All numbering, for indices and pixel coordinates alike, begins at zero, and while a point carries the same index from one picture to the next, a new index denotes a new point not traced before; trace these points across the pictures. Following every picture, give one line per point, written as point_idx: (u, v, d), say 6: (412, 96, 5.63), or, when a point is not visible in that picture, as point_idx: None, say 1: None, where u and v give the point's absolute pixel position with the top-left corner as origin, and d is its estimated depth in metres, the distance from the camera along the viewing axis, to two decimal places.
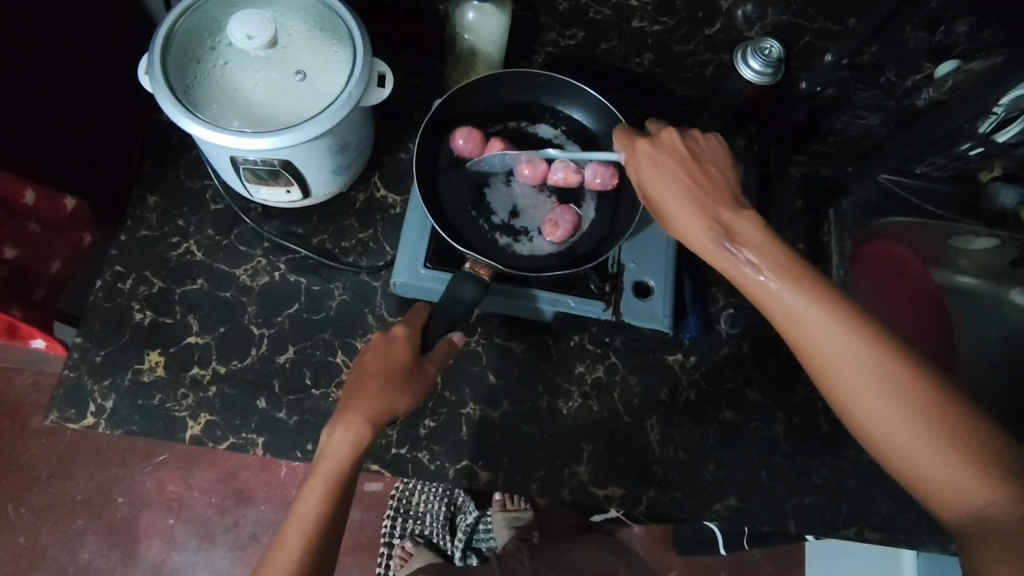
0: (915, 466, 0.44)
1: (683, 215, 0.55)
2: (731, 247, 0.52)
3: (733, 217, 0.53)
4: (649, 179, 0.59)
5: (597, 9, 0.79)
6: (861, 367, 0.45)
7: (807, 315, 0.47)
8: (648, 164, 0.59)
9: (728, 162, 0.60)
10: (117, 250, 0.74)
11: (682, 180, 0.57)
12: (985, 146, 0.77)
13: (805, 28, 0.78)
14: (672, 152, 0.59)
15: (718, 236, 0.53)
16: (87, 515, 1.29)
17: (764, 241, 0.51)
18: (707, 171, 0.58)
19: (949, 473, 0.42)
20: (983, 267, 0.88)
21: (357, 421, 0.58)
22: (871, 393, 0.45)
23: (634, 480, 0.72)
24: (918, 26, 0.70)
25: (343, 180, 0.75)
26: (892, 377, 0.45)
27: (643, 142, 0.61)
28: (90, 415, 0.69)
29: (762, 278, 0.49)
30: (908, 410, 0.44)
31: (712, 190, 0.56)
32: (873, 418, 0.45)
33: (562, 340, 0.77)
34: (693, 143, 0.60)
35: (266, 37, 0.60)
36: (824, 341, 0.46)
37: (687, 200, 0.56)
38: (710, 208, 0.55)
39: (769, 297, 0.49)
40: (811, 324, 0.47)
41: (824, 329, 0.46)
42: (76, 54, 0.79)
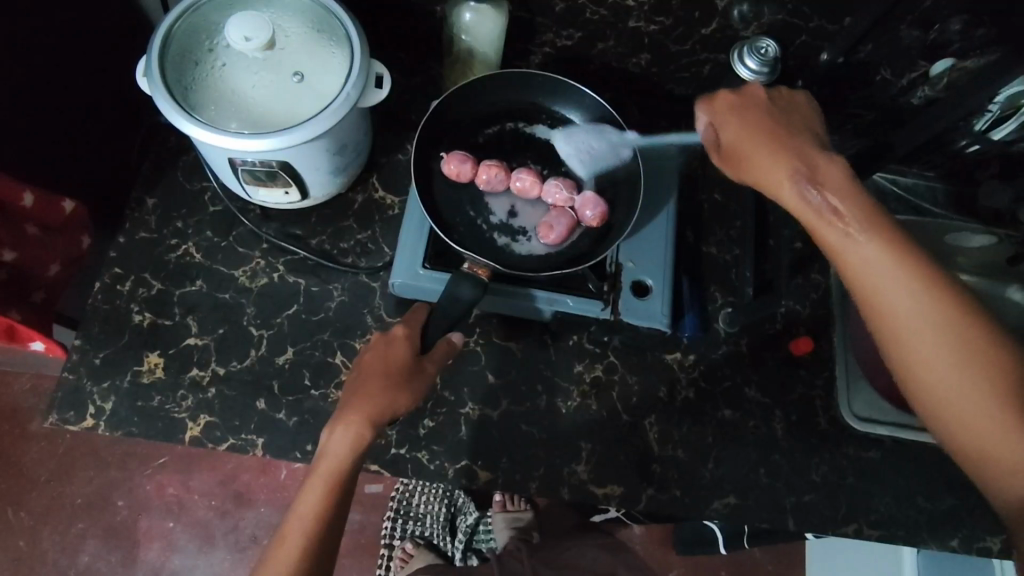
0: (966, 426, 0.46)
1: (765, 161, 0.56)
2: (811, 189, 0.53)
3: (818, 162, 0.55)
4: (731, 125, 0.61)
5: (593, 8, 0.82)
6: (929, 324, 0.47)
7: (879, 264, 0.49)
8: (729, 113, 0.61)
9: (810, 113, 0.62)
10: (117, 252, 0.75)
11: (763, 128, 0.59)
12: (981, 144, 0.79)
13: (801, 26, 0.83)
14: (754, 106, 0.61)
15: (798, 175, 0.54)
16: (86, 518, 1.29)
17: (847, 190, 0.52)
18: (792, 122, 0.60)
19: (1001, 442, 0.45)
20: (979, 265, 0.84)
21: (356, 421, 0.58)
22: (938, 352, 0.47)
23: (634, 479, 0.72)
24: (913, 24, 0.74)
25: (342, 181, 0.75)
26: (962, 343, 0.46)
27: (728, 102, 0.62)
28: (90, 416, 0.69)
29: (848, 226, 0.51)
30: (973, 371, 0.46)
31: (795, 133, 0.58)
32: (934, 378, 0.47)
33: (561, 340, 0.77)
34: (781, 101, 0.62)
35: (264, 38, 0.60)
36: (894, 294, 0.48)
37: (772, 147, 0.57)
38: (798, 153, 0.56)
39: (842, 244, 0.51)
40: (884, 274, 0.49)
41: (900, 281, 0.48)
42: (76, 57, 0.79)
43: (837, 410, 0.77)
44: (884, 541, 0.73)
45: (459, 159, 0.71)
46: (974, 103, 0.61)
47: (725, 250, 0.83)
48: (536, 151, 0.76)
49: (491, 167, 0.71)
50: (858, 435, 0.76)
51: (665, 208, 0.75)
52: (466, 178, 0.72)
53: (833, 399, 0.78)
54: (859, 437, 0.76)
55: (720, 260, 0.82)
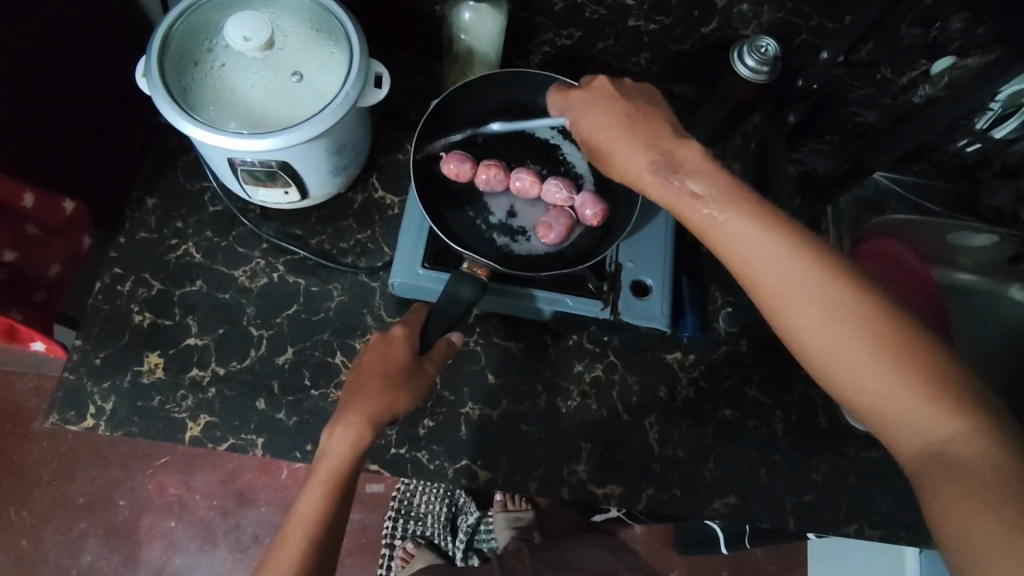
0: (867, 393, 0.44)
1: (623, 154, 0.55)
2: (675, 177, 0.52)
3: (673, 147, 0.53)
4: (591, 121, 0.58)
5: (593, 8, 0.79)
6: (813, 294, 0.45)
7: (737, 238, 0.48)
8: (582, 109, 0.59)
9: (657, 95, 0.59)
10: (117, 252, 0.75)
11: (619, 122, 0.56)
12: (981, 142, 0.79)
13: (801, 25, 0.79)
14: (600, 102, 0.58)
15: (656, 166, 0.53)
16: (88, 518, 1.29)
17: (709, 170, 0.51)
18: (641, 108, 0.56)
19: (911, 406, 0.43)
20: (982, 264, 0.86)
21: (357, 421, 0.59)
22: (828, 322, 0.45)
23: (634, 479, 0.72)
24: (913, 23, 0.71)
25: (342, 181, 0.75)
26: (848, 308, 0.45)
27: (576, 95, 0.60)
28: (90, 416, 0.69)
29: (708, 209, 0.50)
30: (861, 337, 0.44)
31: (652, 126, 0.55)
32: (828, 346, 0.45)
33: (560, 340, 0.77)
34: (627, 86, 0.59)
35: (263, 38, 0.60)
36: (769, 270, 0.47)
37: (628, 139, 0.55)
38: (654, 144, 0.54)
39: (707, 223, 0.50)
40: (743, 250, 0.48)
41: (760, 252, 0.47)
42: (76, 57, 0.79)
43: (837, 410, 0.77)
44: (884, 540, 0.73)
45: (457, 160, 0.71)
46: (974, 102, 0.60)
47: None
48: (534, 150, 0.75)
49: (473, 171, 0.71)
50: (859, 435, 0.76)
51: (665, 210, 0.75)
52: (466, 178, 0.72)
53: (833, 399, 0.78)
54: (859, 436, 0.76)
55: (720, 259, 0.82)
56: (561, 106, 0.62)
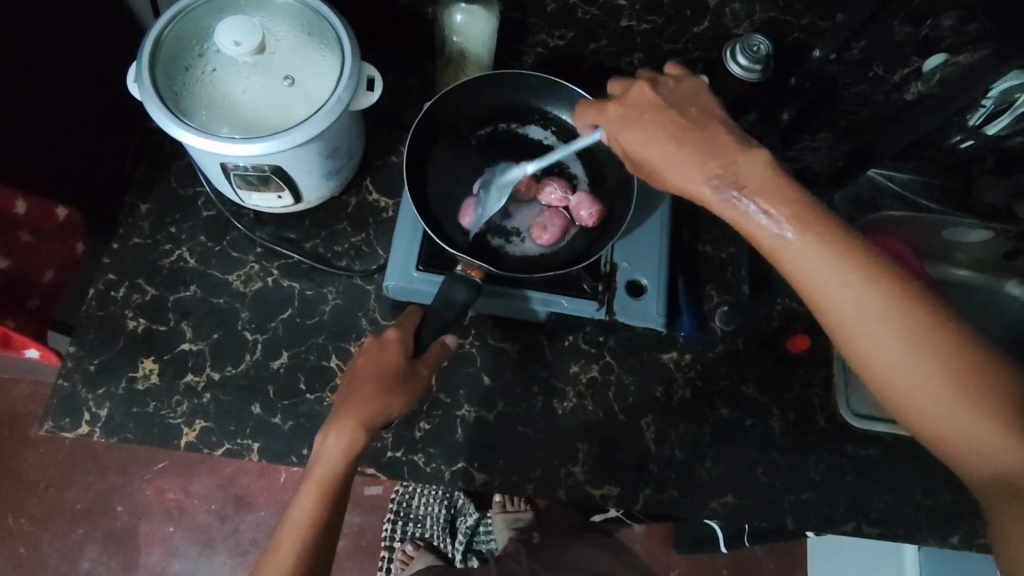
0: (937, 420, 0.45)
1: (673, 168, 0.53)
2: (738, 197, 0.50)
3: (736, 163, 0.51)
4: (634, 136, 0.56)
5: (585, 9, 0.79)
6: (889, 321, 0.45)
7: (812, 262, 0.47)
8: (622, 123, 0.57)
9: (703, 94, 0.57)
10: (110, 258, 0.74)
11: (671, 131, 0.54)
12: (975, 140, 0.78)
13: (793, 24, 0.79)
14: (642, 113, 0.56)
15: (719, 186, 0.51)
16: (87, 523, 1.29)
17: (775, 187, 0.49)
18: (687, 112, 0.55)
19: (977, 430, 0.43)
20: (976, 259, 0.88)
21: (351, 425, 0.58)
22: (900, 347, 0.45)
23: (632, 479, 0.72)
24: (906, 20, 0.71)
25: (336, 183, 0.75)
26: (920, 334, 0.45)
27: (613, 105, 0.59)
28: (85, 423, 0.69)
29: (777, 228, 0.48)
30: (932, 361, 0.44)
31: (706, 134, 0.53)
32: (900, 372, 0.45)
33: (556, 340, 0.77)
34: (667, 89, 0.57)
35: (254, 42, 0.60)
36: (839, 291, 0.46)
37: (680, 153, 0.53)
38: (707, 155, 0.52)
39: (777, 246, 0.49)
40: (813, 272, 0.47)
41: (831, 274, 0.47)
42: (67, 62, 0.78)
43: (834, 408, 0.77)
44: (882, 538, 0.73)
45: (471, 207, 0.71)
46: (966, 98, 0.60)
47: (720, 248, 0.82)
48: (527, 154, 0.76)
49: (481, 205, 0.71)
50: (856, 433, 0.76)
51: (660, 211, 0.75)
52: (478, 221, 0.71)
53: (831, 397, 0.78)
54: (857, 434, 0.76)
55: (716, 259, 0.82)
56: (596, 122, 0.61)
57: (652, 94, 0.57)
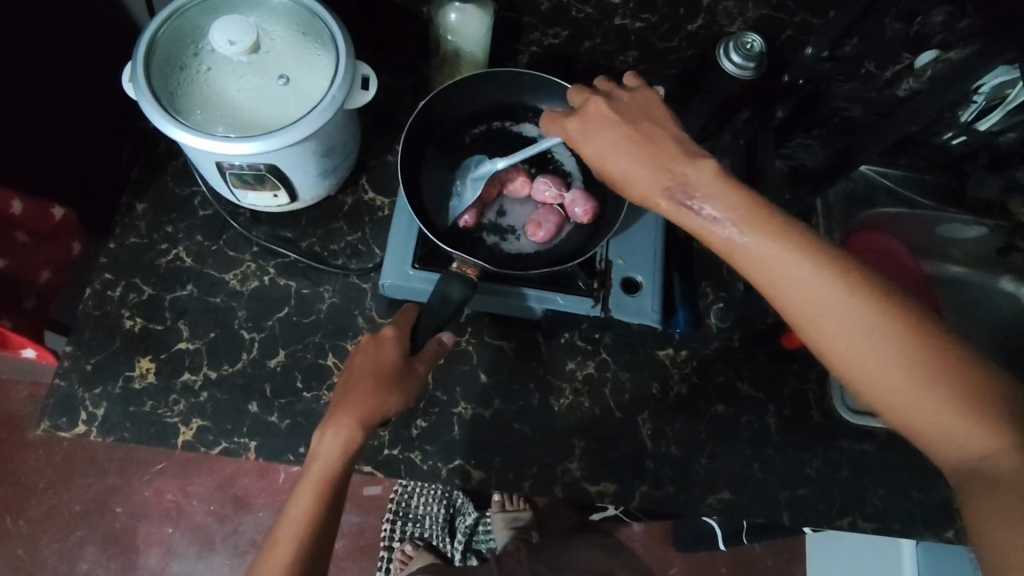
0: (905, 411, 0.44)
1: (630, 178, 0.54)
2: (690, 203, 0.50)
3: (686, 169, 0.51)
4: (599, 150, 0.55)
5: (579, 7, 0.84)
6: (846, 314, 0.45)
7: (766, 261, 0.48)
8: (583, 138, 0.57)
9: (657, 104, 0.57)
10: (106, 258, 0.75)
11: (631, 144, 0.54)
12: (967, 135, 0.79)
13: (786, 21, 0.84)
14: (605, 128, 0.55)
15: (672, 192, 0.51)
16: (86, 525, 1.29)
17: (725, 190, 0.50)
18: (642, 124, 0.55)
19: (946, 420, 0.43)
20: (972, 255, 0.89)
21: (348, 423, 0.59)
22: (862, 340, 0.45)
23: (627, 476, 0.72)
24: (896, 16, 0.76)
25: (331, 182, 0.75)
26: (881, 326, 0.45)
27: (573, 118, 0.58)
28: (81, 423, 0.69)
29: (731, 231, 0.49)
30: (894, 352, 0.44)
31: (661, 144, 0.53)
32: (863, 364, 0.45)
33: (552, 338, 0.77)
34: (624, 101, 0.57)
35: (248, 42, 0.60)
36: (796, 289, 0.47)
37: (638, 163, 0.53)
38: (661, 164, 0.52)
39: (732, 248, 0.49)
40: (769, 272, 0.48)
41: (788, 272, 0.47)
42: (63, 63, 0.79)
43: (829, 404, 0.77)
44: (878, 533, 0.74)
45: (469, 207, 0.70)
46: (956, 93, 0.61)
47: None
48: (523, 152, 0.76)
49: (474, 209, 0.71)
50: (852, 428, 0.76)
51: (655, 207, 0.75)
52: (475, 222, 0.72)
53: (826, 393, 0.78)
54: (852, 430, 0.76)
55: (711, 255, 0.82)
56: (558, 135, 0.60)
57: (609, 108, 0.57)
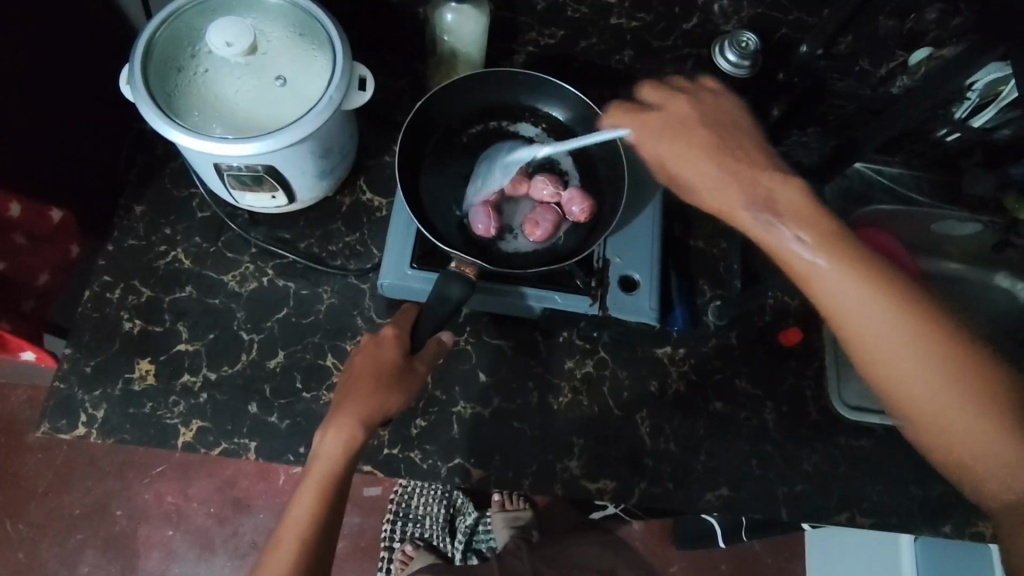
0: (955, 441, 0.48)
1: (710, 186, 0.59)
2: (776, 224, 0.54)
3: (779, 195, 0.56)
4: (672, 160, 0.63)
5: (574, 6, 0.82)
6: (911, 347, 0.48)
7: (840, 289, 0.50)
8: (666, 148, 0.64)
9: (750, 124, 0.64)
10: (105, 260, 0.75)
11: (718, 160, 0.60)
12: (960, 131, 0.81)
13: (780, 20, 0.83)
14: (672, 136, 0.64)
15: (760, 213, 0.55)
16: (86, 529, 1.29)
17: (809, 217, 0.53)
18: (739, 148, 0.61)
19: (982, 441, 0.47)
20: (967, 252, 0.88)
21: (348, 422, 0.59)
22: (913, 365, 0.48)
23: (627, 473, 0.73)
24: (890, 13, 0.75)
25: (329, 183, 0.75)
26: (936, 352, 0.48)
27: (661, 130, 0.65)
28: (81, 425, 0.69)
29: (808, 251, 0.52)
30: (940, 379, 0.47)
31: (752, 167, 0.59)
32: (921, 395, 0.48)
33: (551, 336, 0.77)
34: (710, 116, 0.65)
35: (246, 43, 0.61)
36: (857, 311, 0.50)
37: (727, 181, 0.58)
38: (755, 185, 0.57)
39: (810, 271, 0.52)
40: (833, 291, 0.51)
41: (851, 294, 0.50)
42: (61, 65, 0.79)
43: (828, 400, 0.78)
44: (876, 528, 0.74)
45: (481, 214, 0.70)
46: (949, 89, 0.61)
47: (713, 243, 0.83)
48: (519, 150, 0.76)
49: (486, 211, 0.70)
50: (849, 424, 0.77)
51: (650, 205, 0.75)
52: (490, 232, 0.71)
53: (824, 389, 0.78)
54: (849, 426, 0.77)
55: (708, 253, 0.82)
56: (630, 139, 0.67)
57: (708, 122, 0.64)
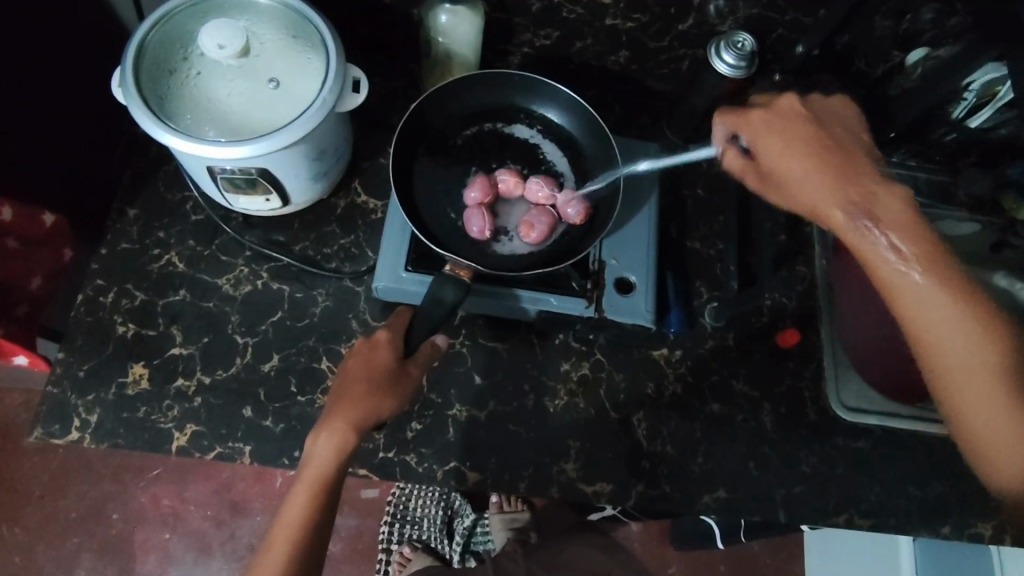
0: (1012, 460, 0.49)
1: (806, 185, 0.53)
2: (872, 227, 0.50)
3: (880, 193, 0.51)
4: (771, 149, 0.55)
5: (569, 8, 0.82)
6: (989, 371, 0.48)
7: (931, 304, 0.49)
8: (764, 133, 0.55)
9: (853, 117, 0.58)
10: (98, 263, 0.74)
11: (822, 149, 0.53)
12: (958, 131, 0.81)
13: (775, 20, 0.83)
14: (790, 133, 0.54)
15: (857, 211, 0.51)
16: (82, 533, 1.29)
17: (908, 223, 0.50)
18: (837, 136, 0.55)
19: None
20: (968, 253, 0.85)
21: (341, 426, 0.58)
22: (983, 389, 0.49)
23: (624, 475, 0.72)
24: (886, 14, 0.76)
25: (323, 186, 0.75)
26: (1006, 380, 0.48)
27: (760, 111, 0.56)
28: (75, 429, 0.68)
29: (902, 264, 0.50)
30: (1008, 406, 0.48)
31: (853, 159, 0.53)
32: (991, 416, 0.49)
33: (547, 339, 0.77)
34: (813, 104, 0.57)
35: (238, 45, 0.60)
36: (944, 330, 0.49)
37: (825, 173, 0.52)
38: (856, 180, 0.52)
39: (899, 281, 0.50)
40: (918, 311, 0.50)
41: (937, 314, 0.49)
42: (53, 68, 0.78)
43: (825, 402, 0.77)
44: (875, 530, 0.74)
45: (477, 216, 0.70)
46: None
47: (709, 244, 0.82)
48: (514, 152, 0.76)
49: (480, 215, 0.70)
50: (846, 426, 0.76)
51: (646, 206, 0.75)
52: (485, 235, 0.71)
53: (821, 390, 0.78)
54: (846, 427, 0.76)
55: (704, 254, 0.82)
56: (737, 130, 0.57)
57: (805, 108, 0.56)
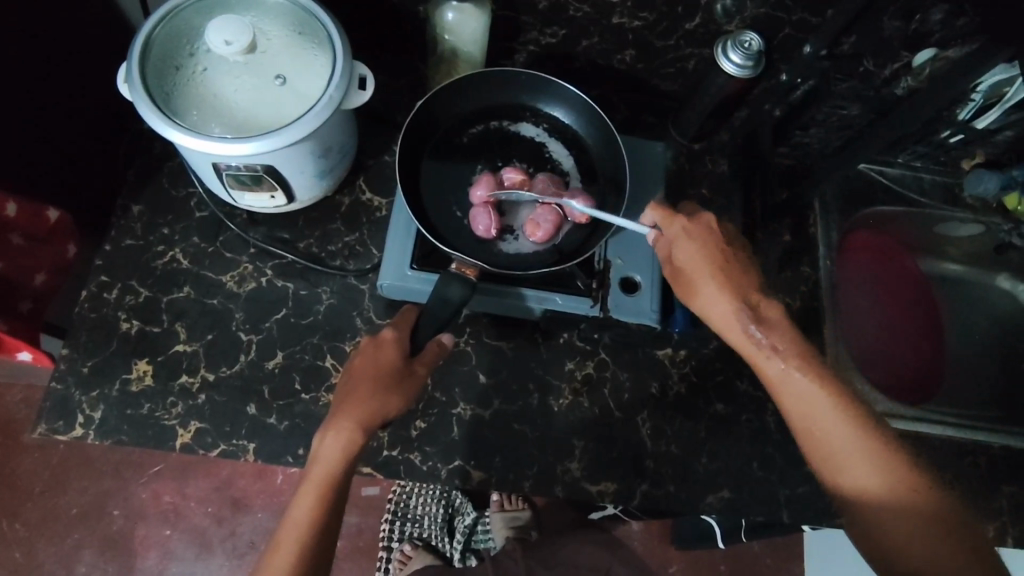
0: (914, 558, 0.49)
1: (714, 296, 0.58)
2: (755, 330, 0.56)
3: (760, 303, 0.58)
4: (683, 258, 0.60)
5: (576, 6, 0.82)
6: (864, 460, 0.52)
7: (818, 404, 0.53)
8: (683, 237, 0.60)
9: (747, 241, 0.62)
10: (102, 259, 0.74)
11: (717, 259, 0.59)
12: (964, 133, 0.80)
13: (784, 20, 0.84)
14: (707, 240, 0.60)
15: (744, 316, 0.57)
16: (82, 529, 1.28)
17: (786, 330, 0.56)
18: (733, 250, 0.60)
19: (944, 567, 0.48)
20: (967, 253, 0.93)
21: (348, 425, 0.58)
22: (864, 472, 0.52)
23: (628, 474, 0.72)
24: (897, 14, 0.75)
25: (328, 183, 0.74)
26: (874, 467, 0.52)
27: (676, 221, 0.61)
28: (79, 426, 0.68)
29: (784, 364, 0.55)
30: (886, 490, 0.51)
31: (747, 276, 0.59)
32: (875, 503, 0.51)
33: (551, 338, 0.77)
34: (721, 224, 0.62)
35: (245, 42, 0.60)
36: (824, 425, 0.53)
37: (714, 281, 0.58)
38: (745, 292, 0.58)
39: (786, 379, 0.55)
40: (805, 405, 0.54)
41: (817, 402, 0.54)
42: (60, 63, 0.78)
43: None
44: None
45: (483, 213, 0.70)
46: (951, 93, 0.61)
47: None
48: (520, 150, 0.75)
49: (487, 213, 0.70)
50: None
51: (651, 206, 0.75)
52: (491, 233, 0.71)
53: None
54: None
55: None
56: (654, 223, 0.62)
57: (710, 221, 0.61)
